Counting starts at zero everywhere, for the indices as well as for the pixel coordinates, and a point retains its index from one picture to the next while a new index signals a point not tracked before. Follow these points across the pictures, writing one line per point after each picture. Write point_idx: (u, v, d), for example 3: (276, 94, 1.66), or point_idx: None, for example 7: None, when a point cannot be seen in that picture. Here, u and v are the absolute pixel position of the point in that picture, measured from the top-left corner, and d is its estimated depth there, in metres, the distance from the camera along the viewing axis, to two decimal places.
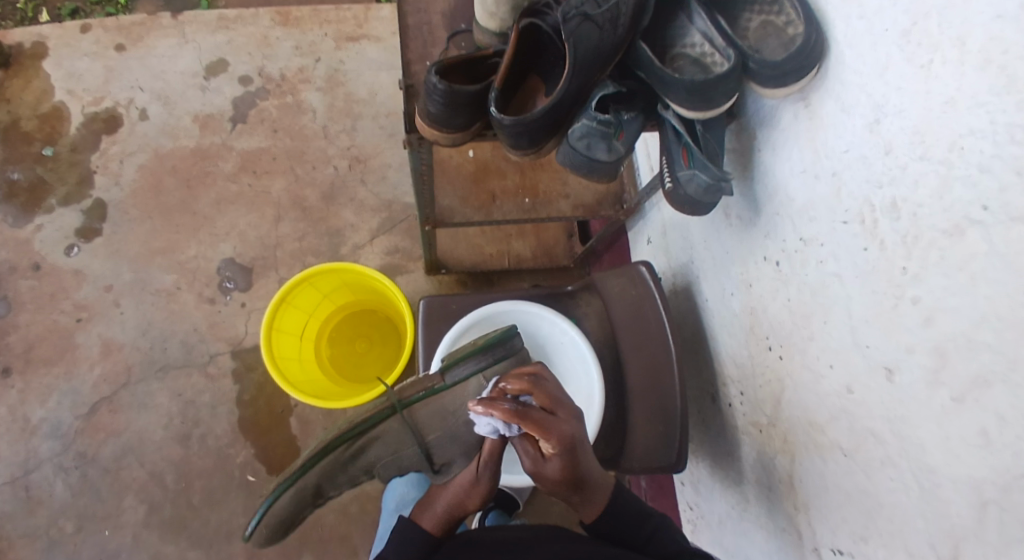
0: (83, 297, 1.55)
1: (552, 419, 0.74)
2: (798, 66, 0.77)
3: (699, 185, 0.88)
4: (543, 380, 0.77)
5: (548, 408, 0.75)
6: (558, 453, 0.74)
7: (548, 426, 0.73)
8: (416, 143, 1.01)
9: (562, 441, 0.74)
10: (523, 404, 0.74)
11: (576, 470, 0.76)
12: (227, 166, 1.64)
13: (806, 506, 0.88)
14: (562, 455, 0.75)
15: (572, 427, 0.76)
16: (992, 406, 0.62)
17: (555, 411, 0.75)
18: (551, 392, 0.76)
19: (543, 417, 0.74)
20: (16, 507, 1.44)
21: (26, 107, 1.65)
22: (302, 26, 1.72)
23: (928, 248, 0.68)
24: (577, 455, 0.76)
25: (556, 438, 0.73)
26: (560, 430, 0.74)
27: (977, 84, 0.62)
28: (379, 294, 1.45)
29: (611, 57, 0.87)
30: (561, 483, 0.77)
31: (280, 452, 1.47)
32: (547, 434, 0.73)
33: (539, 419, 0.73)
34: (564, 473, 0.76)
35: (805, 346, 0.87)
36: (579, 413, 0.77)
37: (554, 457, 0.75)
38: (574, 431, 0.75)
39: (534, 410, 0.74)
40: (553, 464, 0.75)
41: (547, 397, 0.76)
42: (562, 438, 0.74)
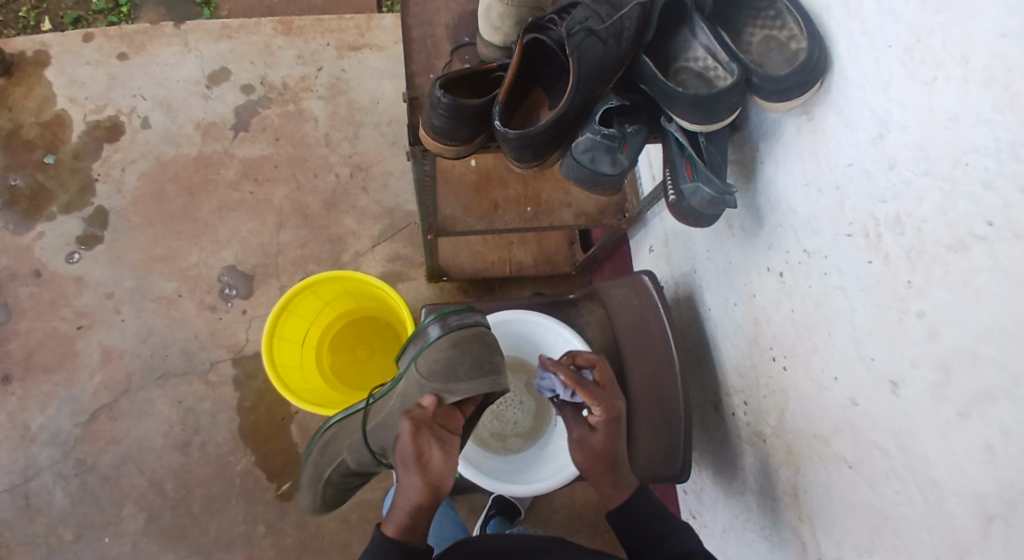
0: (83, 304, 1.55)
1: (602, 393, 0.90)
2: (800, 82, 0.78)
3: (702, 199, 0.88)
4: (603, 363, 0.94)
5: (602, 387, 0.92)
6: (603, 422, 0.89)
7: (600, 395, 0.89)
8: (419, 154, 1.01)
9: (607, 412, 0.89)
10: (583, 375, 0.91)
11: (613, 448, 0.89)
12: (228, 173, 1.64)
13: (810, 518, 0.88)
14: (605, 425, 0.89)
15: (619, 406, 0.91)
16: (996, 420, 0.63)
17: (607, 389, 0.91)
18: (607, 375, 0.93)
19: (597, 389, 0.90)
20: (15, 516, 1.43)
21: (28, 114, 1.65)
22: (304, 34, 1.72)
23: (932, 263, 0.68)
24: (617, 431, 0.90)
25: (601, 407, 0.88)
26: (608, 404, 0.89)
27: (981, 102, 0.63)
28: (380, 302, 1.45)
29: (614, 72, 0.88)
30: (599, 457, 0.90)
31: (280, 461, 1.47)
32: (597, 402, 0.89)
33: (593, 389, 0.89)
34: (603, 446, 0.89)
35: (809, 358, 0.87)
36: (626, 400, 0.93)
37: (598, 427, 0.89)
38: (619, 411, 0.90)
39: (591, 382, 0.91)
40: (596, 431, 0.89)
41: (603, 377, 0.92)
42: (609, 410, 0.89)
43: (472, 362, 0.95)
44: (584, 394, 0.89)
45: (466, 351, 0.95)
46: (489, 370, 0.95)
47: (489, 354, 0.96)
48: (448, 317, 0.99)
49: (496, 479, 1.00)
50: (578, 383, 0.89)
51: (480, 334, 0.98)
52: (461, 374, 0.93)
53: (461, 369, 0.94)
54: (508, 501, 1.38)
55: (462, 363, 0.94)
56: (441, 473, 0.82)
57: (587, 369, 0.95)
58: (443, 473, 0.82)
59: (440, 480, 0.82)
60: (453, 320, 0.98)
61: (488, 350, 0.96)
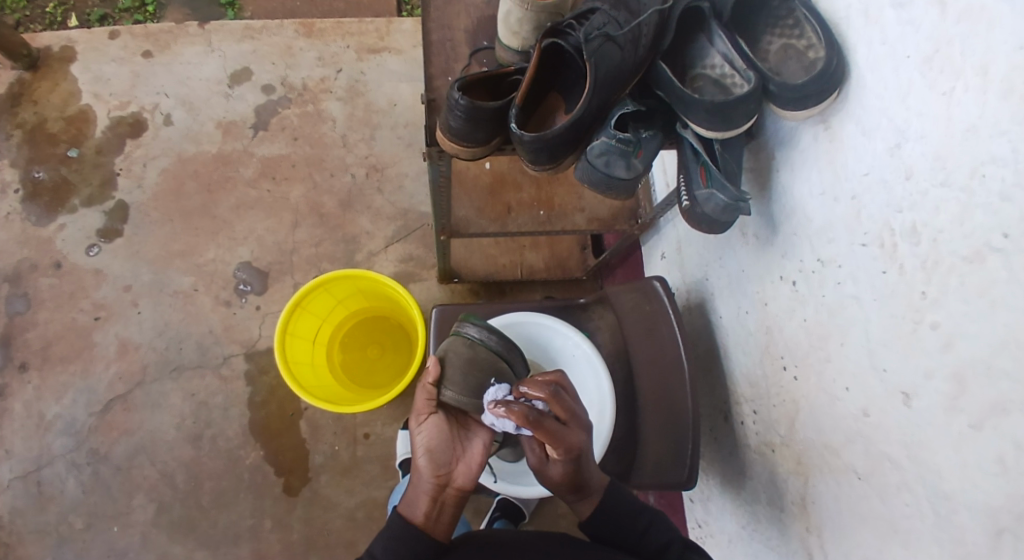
0: (101, 297, 1.57)
1: (562, 432, 0.80)
2: (819, 90, 0.79)
3: (716, 205, 0.89)
4: (562, 392, 0.82)
5: (563, 419, 0.81)
6: (563, 460, 0.81)
7: (559, 437, 0.80)
8: (436, 156, 1.03)
9: (569, 450, 0.81)
10: (540, 410, 0.80)
11: (576, 477, 0.83)
12: (247, 171, 1.66)
13: (819, 528, 0.88)
14: (566, 462, 0.82)
15: (580, 439, 0.82)
16: (1010, 432, 0.63)
17: (569, 423, 0.81)
18: (567, 404, 0.82)
19: (555, 429, 0.80)
20: (28, 503, 1.45)
21: (53, 109, 1.68)
22: (325, 36, 1.75)
23: (948, 274, 0.69)
24: (579, 464, 0.83)
25: (563, 449, 0.80)
26: (570, 442, 0.80)
27: (999, 113, 0.64)
28: (392, 302, 1.46)
29: (631, 77, 0.89)
30: (562, 485, 0.84)
31: (290, 456, 1.48)
32: (556, 445, 0.80)
33: (551, 428, 0.79)
34: (564, 479, 0.83)
35: (821, 368, 0.87)
36: (588, 426, 0.83)
37: (558, 462, 0.82)
38: (581, 444, 0.82)
39: (549, 417, 0.80)
40: (557, 467, 0.82)
41: (563, 409, 0.81)
42: (570, 449, 0.81)
43: (473, 381, 0.89)
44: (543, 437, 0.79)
45: (473, 367, 0.90)
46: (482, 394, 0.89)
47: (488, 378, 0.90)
48: (477, 327, 0.94)
49: (504, 480, 1.01)
50: (534, 424, 0.78)
51: (495, 359, 0.92)
52: (457, 384, 0.88)
53: (457, 378, 0.89)
54: (513, 504, 1.39)
55: (464, 376, 0.89)
56: (437, 441, 0.86)
57: (539, 400, 0.82)
58: (439, 440, 0.86)
59: (432, 443, 0.86)
60: (479, 330, 0.94)
61: (492, 371, 0.91)
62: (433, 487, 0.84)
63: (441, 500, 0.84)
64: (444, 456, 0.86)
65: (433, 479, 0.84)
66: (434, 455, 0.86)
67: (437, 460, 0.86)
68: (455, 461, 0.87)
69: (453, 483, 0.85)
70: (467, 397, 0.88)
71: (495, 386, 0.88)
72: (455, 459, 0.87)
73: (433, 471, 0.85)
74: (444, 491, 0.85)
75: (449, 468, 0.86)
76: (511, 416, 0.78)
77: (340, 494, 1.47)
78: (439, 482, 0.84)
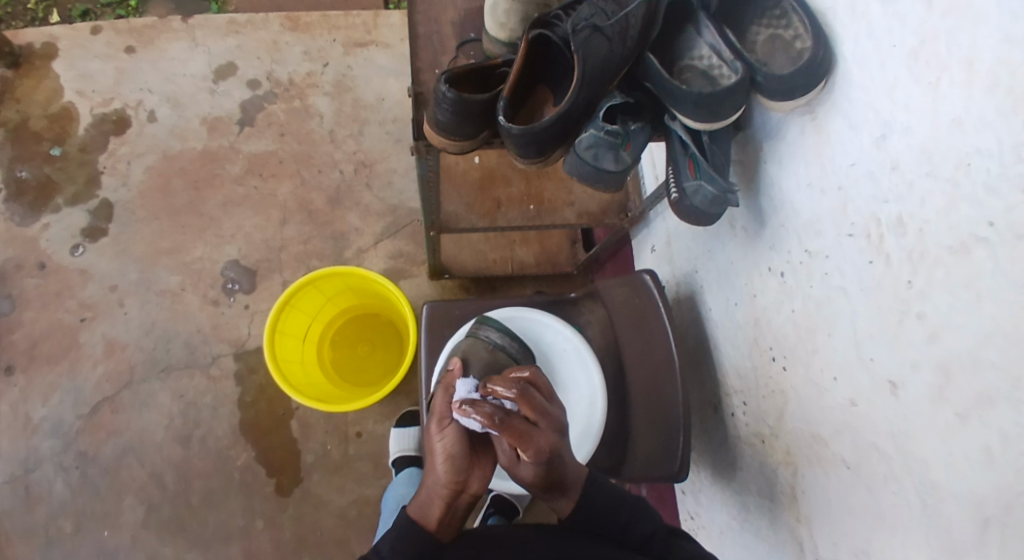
0: (87, 296, 1.56)
1: (531, 433, 0.78)
2: (805, 82, 0.78)
3: (705, 198, 0.89)
4: (530, 391, 0.80)
5: (532, 418, 0.79)
6: (535, 462, 0.79)
7: (528, 438, 0.77)
8: (424, 151, 1.02)
9: (538, 452, 0.78)
10: (507, 410, 0.78)
11: (550, 478, 0.81)
12: (234, 168, 1.64)
13: (808, 519, 0.88)
14: (535, 464, 0.79)
15: (551, 439, 0.80)
16: (995, 424, 0.63)
17: (538, 423, 0.79)
18: (535, 403, 0.80)
19: (525, 429, 0.78)
20: (15, 505, 1.44)
21: (36, 106, 1.66)
22: (311, 31, 1.73)
23: (934, 265, 0.68)
24: (553, 466, 0.80)
25: (533, 450, 0.78)
26: (539, 442, 0.78)
27: (983, 103, 0.63)
28: (382, 298, 1.45)
29: (619, 69, 0.88)
30: (538, 486, 0.81)
31: (280, 455, 1.47)
32: (525, 446, 0.78)
33: (519, 430, 0.77)
34: (538, 481, 0.80)
35: (809, 359, 0.87)
36: (560, 426, 0.81)
37: (528, 464, 0.79)
38: (551, 445, 0.79)
39: (517, 418, 0.78)
40: (526, 470, 0.79)
41: (531, 408, 0.79)
42: (541, 450, 0.78)
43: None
44: (510, 440, 0.77)
45: (494, 369, 0.95)
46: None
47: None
48: (497, 331, 0.99)
49: (495, 476, 1.00)
50: (500, 425, 0.77)
51: (513, 362, 0.97)
52: None
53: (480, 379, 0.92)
54: (506, 499, 1.38)
55: (485, 377, 0.93)
56: (459, 447, 0.81)
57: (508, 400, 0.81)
58: (461, 447, 0.81)
59: (453, 450, 0.81)
60: (499, 333, 0.99)
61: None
62: (448, 494, 0.81)
63: (454, 506, 0.82)
64: (464, 462, 0.82)
65: (451, 486, 0.81)
66: (455, 462, 0.81)
67: (457, 466, 0.81)
68: (473, 467, 0.83)
69: (469, 489, 0.82)
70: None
71: (461, 383, 0.87)
72: (473, 465, 0.83)
73: (452, 478, 0.81)
74: (459, 496, 0.82)
75: (467, 474, 0.82)
76: (476, 416, 0.76)
77: (331, 492, 1.46)
78: (455, 490, 0.81)
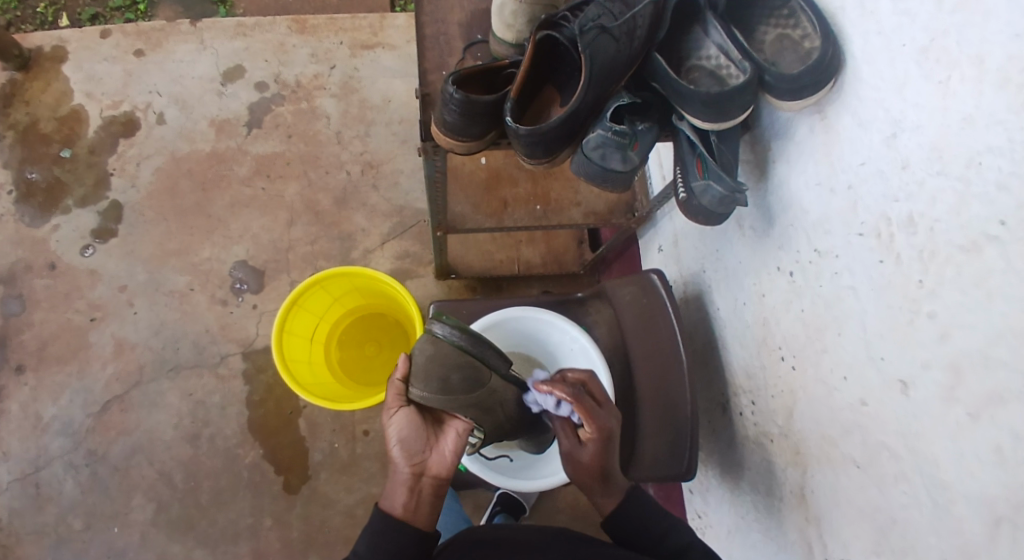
0: (96, 297, 1.57)
1: (598, 409, 0.86)
2: (814, 81, 0.79)
3: (713, 197, 0.89)
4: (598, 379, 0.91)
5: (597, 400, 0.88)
6: (595, 438, 0.86)
7: (594, 412, 0.86)
8: (431, 151, 1.03)
9: (601, 428, 0.86)
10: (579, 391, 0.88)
11: (604, 463, 0.86)
12: (242, 169, 1.65)
13: (817, 519, 0.88)
14: (597, 442, 0.86)
15: (611, 423, 0.87)
16: (1006, 422, 0.63)
17: (603, 406, 0.88)
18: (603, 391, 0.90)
19: (592, 405, 0.87)
20: (25, 504, 1.45)
21: (45, 108, 1.67)
22: (318, 33, 1.74)
23: (944, 264, 0.69)
24: (609, 448, 0.86)
25: (597, 424, 0.85)
26: (602, 419, 0.86)
27: (995, 103, 0.64)
28: (390, 298, 1.46)
29: (627, 69, 0.89)
30: (590, 471, 0.86)
31: (288, 454, 1.48)
32: (590, 419, 0.86)
33: (588, 406, 0.86)
34: (594, 462, 0.86)
35: (819, 358, 0.87)
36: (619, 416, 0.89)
37: (589, 443, 0.86)
38: (611, 427, 0.87)
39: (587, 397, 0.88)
40: (587, 448, 0.86)
41: (598, 393, 0.89)
42: (601, 427, 0.86)
43: (437, 377, 0.86)
44: (580, 411, 0.86)
45: (437, 363, 0.87)
46: (449, 390, 0.86)
47: (454, 373, 0.87)
48: (444, 323, 0.90)
49: (503, 475, 1.00)
50: (573, 395, 0.86)
51: (462, 354, 0.88)
52: (422, 379, 0.87)
53: (422, 374, 0.87)
54: (513, 497, 1.39)
55: (428, 372, 0.87)
56: (410, 430, 0.88)
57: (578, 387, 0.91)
58: (411, 430, 0.87)
59: (404, 433, 0.87)
60: (446, 327, 0.90)
61: (459, 367, 0.88)
62: (409, 477, 0.85)
63: (418, 490, 0.85)
64: (418, 446, 0.87)
65: (408, 468, 0.86)
66: (408, 445, 0.87)
67: (412, 449, 0.87)
68: (429, 451, 0.88)
69: (429, 472, 0.87)
70: (432, 391, 0.86)
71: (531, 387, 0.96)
72: (429, 449, 0.88)
73: (408, 460, 0.86)
74: (420, 480, 0.86)
75: (423, 457, 0.87)
76: (555, 388, 0.87)
77: (339, 491, 1.47)
78: (414, 473, 0.86)
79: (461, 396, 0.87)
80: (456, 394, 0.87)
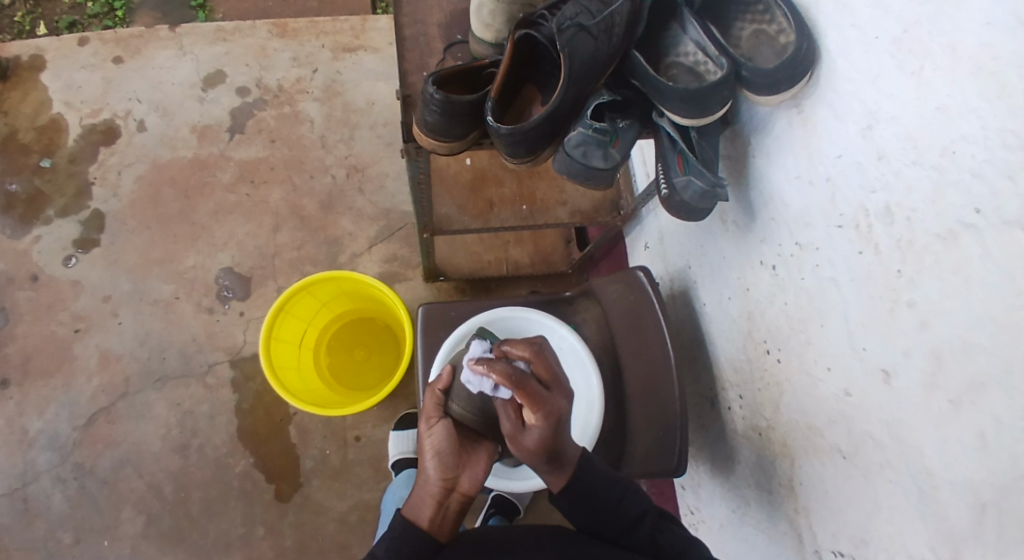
0: (80, 308, 1.55)
1: (544, 394, 0.78)
2: (789, 75, 0.78)
3: (694, 192, 0.88)
4: (546, 352, 0.82)
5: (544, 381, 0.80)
6: (541, 425, 0.79)
7: (540, 398, 0.78)
8: (413, 153, 1.01)
9: (550, 415, 0.78)
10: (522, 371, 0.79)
11: (552, 446, 0.81)
12: (225, 175, 1.64)
13: (806, 510, 0.88)
14: (544, 428, 0.79)
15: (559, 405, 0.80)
16: (987, 408, 0.63)
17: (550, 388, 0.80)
18: (549, 367, 0.81)
19: (536, 389, 0.78)
20: (13, 520, 1.43)
21: (24, 118, 1.65)
22: (299, 37, 1.73)
23: (922, 253, 0.68)
24: (558, 431, 0.80)
25: (545, 412, 0.78)
26: (550, 405, 0.78)
27: (968, 91, 0.63)
28: (378, 302, 1.45)
29: (606, 67, 0.88)
30: (536, 454, 0.81)
31: (279, 462, 1.47)
32: (536, 406, 0.78)
33: (533, 391, 0.78)
34: (540, 447, 0.80)
35: (803, 350, 0.87)
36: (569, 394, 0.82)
37: (534, 428, 0.79)
38: (560, 410, 0.80)
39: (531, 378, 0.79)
40: (533, 433, 0.79)
41: (545, 371, 0.81)
42: (549, 413, 0.78)
43: (479, 395, 0.87)
44: (525, 399, 0.77)
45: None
46: (489, 411, 0.86)
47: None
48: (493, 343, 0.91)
49: (495, 476, 1.00)
50: (515, 382, 0.77)
51: None
52: (463, 397, 0.87)
53: (463, 393, 0.87)
54: (507, 499, 1.39)
55: (472, 389, 0.87)
56: (446, 444, 0.84)
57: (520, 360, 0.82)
58: (448, 443, 0.84)
59: (441, 446, 0.83)
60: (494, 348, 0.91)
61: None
62: (439, 491, 0.82)
63: (446, 506, 0.82)
64: (453, 460, 0.83)
65: (441, 483, 0.82)
66: (443, 458, 0.83)
67: (446, 463, 0.83)
68: (462, 466, 0.84)
69: (460, 488, 0.83)
70: (473, 410, 0.86)
71: None
72: (461, 464, 0.84)
73: (441, 474, 0.82)
74: (449, 495, 0.83)
75: (456, 473, 0.83)
76: (493, 373, 0.77)
77: (331, 498, 1.45)
78: (446, 488, 0.82)
79: (497, 419, 0.87)
80: (492, 416, 0.87)
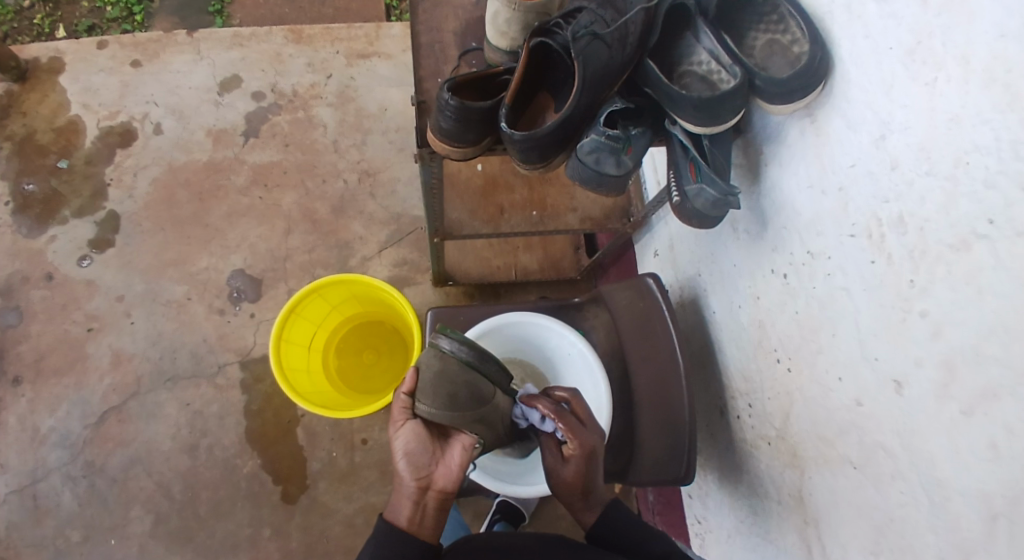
0: (94, 307, 1.57)
1: (581, 428, 0.87)
2: (803, 84, 0.79)
3: (706, 200, 0.89)
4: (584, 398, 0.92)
5: (581, 420, 0.89)
6: (577, 457, 0.86)
7: (577, 429, 0.86)
8: (427, 158, 1.03)
9: (584, 445, 0.86)
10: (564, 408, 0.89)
11: (586, 481, 0.86)
12: (239, 179, 1.66)
13: (816, 520, 0.88)
14: (579, 460, 0.86)
15: (594, 442, 0.88)
16: (1000, 418, 0.63)
17: (586, 425, 0.88)
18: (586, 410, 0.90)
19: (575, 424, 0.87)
20: (23, 517, 1.44)
21: (42, 120, 1.67)
22: (314, 43, 1.75)
23: (935, 263, 0.69)
24: (592, 466, 0.87)
25: (580, 442, 0.86)
26: (585, 438, 0.86)
27: (981, 102, 0.64)
28: (387, 306, 1.46)
29: (619, 75, 0.89)
30: (572, 489, 0.87)
31: (286, 463, 1.48)
32: (573, 437, 0.86)
33: (571, 425, 0.87)
34: (575, 481, 0.86)
35: (814, 359, 0.87)
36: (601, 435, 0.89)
37: (571, 461, 0.86)
38: (595, 446, 0.87)
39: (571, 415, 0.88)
40: (569, 466, 0.86)
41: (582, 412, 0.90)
42: (583, 445, 0.86)
43: (445, 393, 0.86)
44: (564, 427, 0.86)
45: (445, 379, 0.86)
46: (456, 408, 0.86)
47: (461, 391, 0.86)
48: (450, 339, 0.91)
49: (503, 481, 1.00)
50: (558, 414, 0.87)
51: (468, 371, 0.89)
52: (429, 396, 0.86)
53: (430, 391, 0.86)
54: (513, 504, 1.39)
55: (435, 389, 0.86)
56: (415, 444, 0.86)
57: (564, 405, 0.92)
58: (416, 444, 0.85)
59: (410, 447, 0.85)
60: (455, 343, 0.90)
61: (465, 384, 0.87)
62: (414, 491, 0.84)
63: (423, 505, 0.84)
64: (423, 459, 0.85)
65: (414, 483, 0.84)
66: (413, 459, 0.85)
67: (417, 463, 0.85)
68: (436, 464, 0.86)
69: (434, 486, 0.85)
70: (440, 407, 0.85)
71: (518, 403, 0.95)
72: (435, 462, 0.86)
73: (414, 475, 0.84)
74: (425, 494, 0.85)
75: (429, 471, 0.85)
76: (539, 405, 0.88)
77: (338, 500, 1.46)
78: (420, 487, 0.84)
79: (467, 412, 0.86)
80: (463, 411, 0.86)
